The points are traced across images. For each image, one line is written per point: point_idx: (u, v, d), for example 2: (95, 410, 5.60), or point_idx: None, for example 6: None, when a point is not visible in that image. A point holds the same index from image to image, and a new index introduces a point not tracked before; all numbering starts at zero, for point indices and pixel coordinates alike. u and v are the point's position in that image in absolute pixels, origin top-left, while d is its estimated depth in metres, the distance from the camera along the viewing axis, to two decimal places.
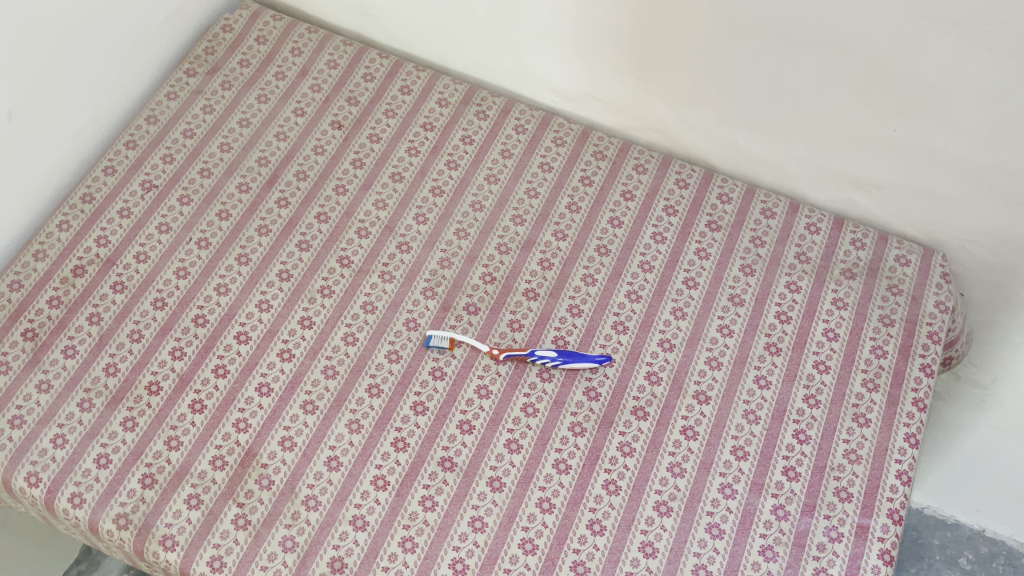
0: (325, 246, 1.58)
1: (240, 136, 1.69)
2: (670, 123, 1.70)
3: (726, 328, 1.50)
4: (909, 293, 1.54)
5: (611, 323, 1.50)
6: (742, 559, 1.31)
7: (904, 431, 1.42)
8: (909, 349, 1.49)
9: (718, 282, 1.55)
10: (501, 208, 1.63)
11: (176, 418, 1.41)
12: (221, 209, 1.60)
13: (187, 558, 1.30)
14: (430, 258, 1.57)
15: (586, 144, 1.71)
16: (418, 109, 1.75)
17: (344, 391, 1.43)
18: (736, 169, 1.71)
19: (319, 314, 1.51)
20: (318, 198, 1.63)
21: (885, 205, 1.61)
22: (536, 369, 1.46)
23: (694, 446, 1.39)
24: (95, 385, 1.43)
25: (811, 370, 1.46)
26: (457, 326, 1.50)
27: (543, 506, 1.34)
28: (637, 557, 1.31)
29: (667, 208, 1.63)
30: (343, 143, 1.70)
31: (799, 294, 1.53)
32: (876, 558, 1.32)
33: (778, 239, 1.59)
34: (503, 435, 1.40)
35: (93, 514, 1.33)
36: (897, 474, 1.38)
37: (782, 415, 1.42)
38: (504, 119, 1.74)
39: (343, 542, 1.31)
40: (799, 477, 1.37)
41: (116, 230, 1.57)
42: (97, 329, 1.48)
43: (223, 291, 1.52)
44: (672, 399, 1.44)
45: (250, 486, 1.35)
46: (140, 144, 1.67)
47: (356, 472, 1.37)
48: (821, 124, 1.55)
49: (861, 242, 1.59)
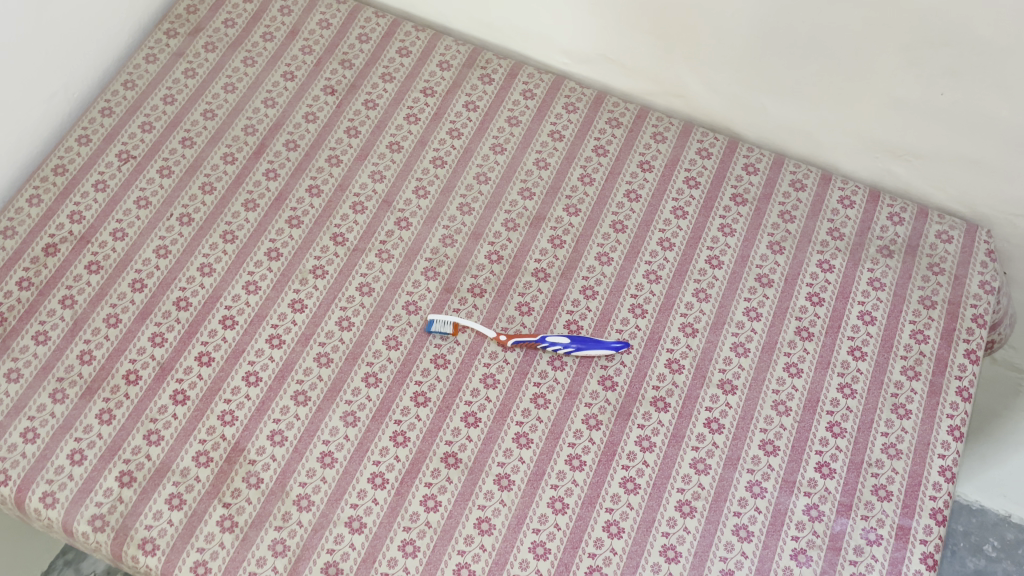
0: (317, 222, 1.45)
1: (224, 102, 1.56)
2: (692, 87, 1.56)
3: (753, 311, 1.38)
4: (951, 272, 1.42)
5: (628, 306, 1.38)
6: (772, 564, 1.20)
7: (947, 423, 1.30)
8: (953, 334, 1.37)
9: (744, 260, 1.43)
10: (508, 180, 1.51)
11: (156, 410, 1.29)
12: (205, 181, 1.48)
13: (168, 563, 1.20)
14: (432, 235, 1.45)
15: (600, 110, 1.58)
16: (418, 73, 1.62)
17: (339, 381, 1.32)
18: (764, 137, 1.58)
19: (311, 297, 1.39)
20: (309, 169, 1.50)
21: (927, 176, 1.49)
22: (547, 357, 1.34)
23: (719, 440, 1.28)
24: (68, 374, 1.32)
25: (846, 357, 1.35)
26: (462, 309, 1.38)
27: (556, 506, 1.23)
28: (658, 562, 1.20)
29: (689, 180, 1.50)
30: (337, 110, 1.57)
31: (832, 274, 1.41)
32: (918, 563, 1.21)
33: (809, 214, 1.47)
34: (512, 428, 1.29)
35: (66, 515, 1.23)
36: (941, 470, 1.27)
37: (815, 406, 1.31)
38: (510, 84, 1.61)
39: (338, 547, 1.21)
40: (834, 474, 1.26)
41: (91, 205, 1.45)
42: (70, 313, 1.36)
43: (207, 272, 1.40)
44: (695, 389, 1.32)
45: (236, 484, 1.25)
46: (117, 112, 1.54)
47: (352, 469, 1.26)
48: (859, 87, 1.42)
49: (899, 217, 1.47)
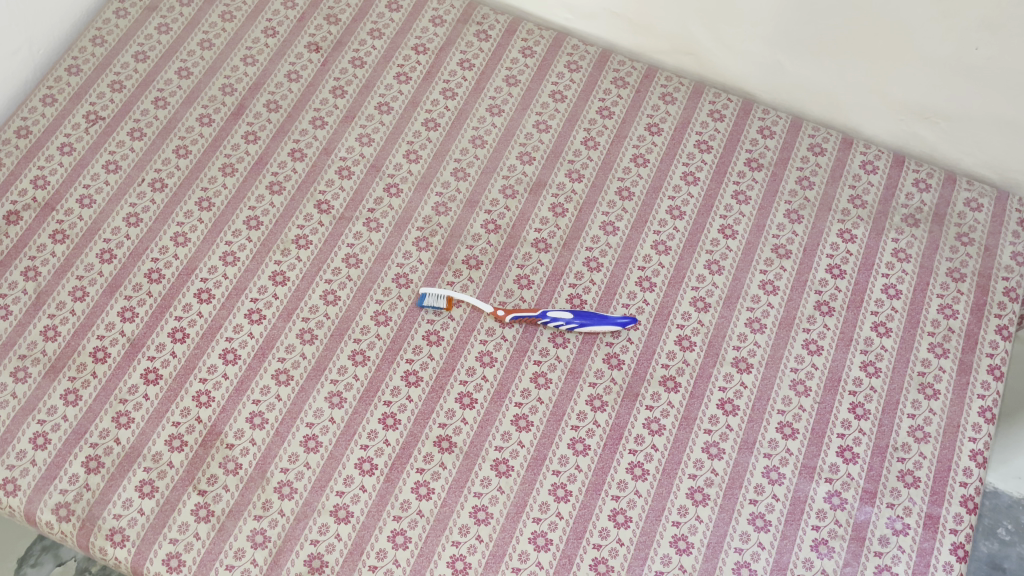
0: (300, 188, 1.35)
1: (200, 60, 1.45)
2: (704, 44, 1.46)
3: (770, 284, 1.29)
4: (981, 243, 1.32)
5: (635, 279, 1.29)
6: (792, 555, 1.12)
7: (978, 404, 1.21)
8: (983, 308, 1.28)
9: (760, 230, 1.33)
10: (507, 143, 1.40)
11: (126, 390, 1.20)
12: (179, 144, 1.37)
13: (139, 555, 1.11)
14: (424, 203, 1.35)
15: (605, 69, 1.47)
16: (409, 29, 1.51)
17: (324, 358, 1.22)
18: (778, 98, 1.47)
19: (293, 269, 1.29)
20: (292, 131, 1.40)
21: (955, 139, 1.39)
22: (548, 333, 1.25)
23: (734, 423, 1.19)
24: (31, 352, 1.22)
25: (869, 333, 1.25)
26: (456, 283, 1.29)
27: (558, 494, 1.14)
28: (669, 553, 1.11)
29: (700, 143, 1.40)
30: (322, 68, 1.46)
31: (854, 244, 1.32)
32: (948, 554, 1.13)
33: (829, 179, 1.37)
34: (510, 410, 1.19)
35: (29, 503, 1.13)
36: (971, 455, 1.18)
37: (836, 386, 1.22)
38: (509, 41, 1.50)
39: (323, 537, 1.12)
40: (857, 459, 1.17)
41: (56, 169, 1.34)
42: (33, 285, 1.26)
43: (181, 242, 1.30)
44: (707, 368, 1.23)
45: (212, 470, 1.15)
46: (84, 69, 1.43)
47: (338, 454, 1.16)
48: (886, 42, 1.31)
49: (925, 183, 1.37)
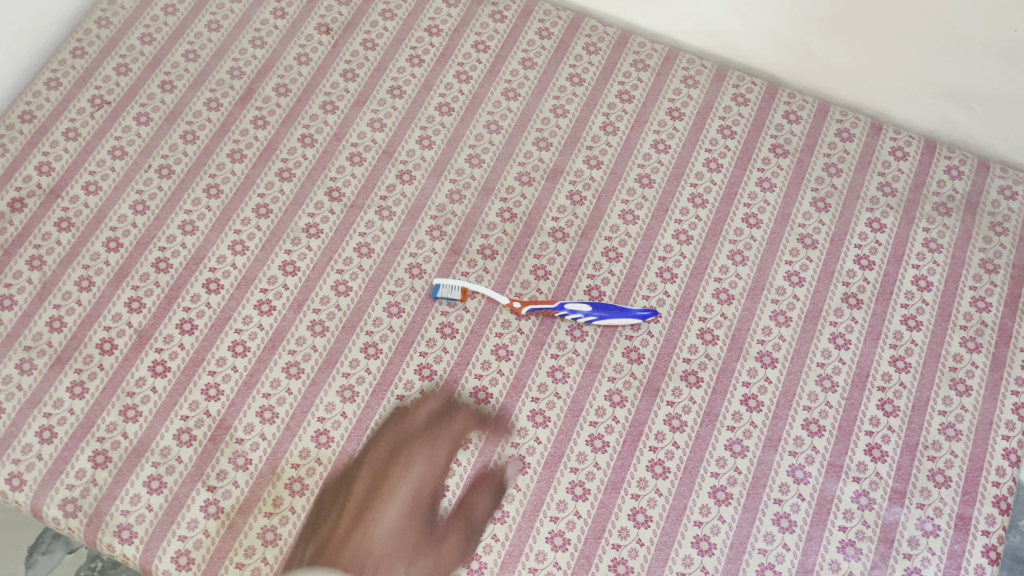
0: (311, 175, 1.31)
1: (207, 42, 1.41)
2: (729, 26, 1.40)
3: (796, 275, 1.24)
4: (1015, 233, 1.27)
5: (656, 270, 1.25)
6: (818, 557, 1.08)
7: (1012, 401, 1.17)
8: (1017, 301, 1.23)
9: (785, 218, 1.28)
10: (522, 129, 1.36)
11: (133, 383, 1.17)
12: (186, 129, 1.34)
13: (147, 553, 1.08)
14: (437, 190, 1.31)
15: (625, 51, 1.42)
16: (422, 9, 1.46)
17: (335, 351, 1.19)
18: (803, 81, 1.42)
19: (304, 259, 1.25)
20: (302, 116, 1.35)
21: (988, 123, 1.33)
22: (565, 326, 1.21)
23: (758, 419, 1.15)
24: (36, 343, 1.19)
25: (899, 327, 1.21)
26: (471, 273, 1.25)
27: (576, 491, 1.11)
28: (690, 555, 1.08)
29: (723, 129, 1.35)
30: (332, 50, 1.41)
31: (883, 235, 1.27)
32: (980, 556, 1.09)
33: (857, 166, 1.32)
34: (527, 405, 1.16)
35: (35, 499, 1.10)
36: (1004, 454, 1.14)
37: (864, 381, 1.18)
38: (525, 22, 1.45)
39: (335, 535, 1.09)
40: (886, 457, 1.13)
41: (61, 156, 1.31)
42: (38, 274, 1.23)
43: (189, 230, 1.26)
44: (730, 362, 1.19)
45: (222, 466, 1.12)
46: (89, 52, 1.39)
47: (349, 450, 1.13)
48: (919, 23, 1.26)
49: (957, 170, 1.32)
